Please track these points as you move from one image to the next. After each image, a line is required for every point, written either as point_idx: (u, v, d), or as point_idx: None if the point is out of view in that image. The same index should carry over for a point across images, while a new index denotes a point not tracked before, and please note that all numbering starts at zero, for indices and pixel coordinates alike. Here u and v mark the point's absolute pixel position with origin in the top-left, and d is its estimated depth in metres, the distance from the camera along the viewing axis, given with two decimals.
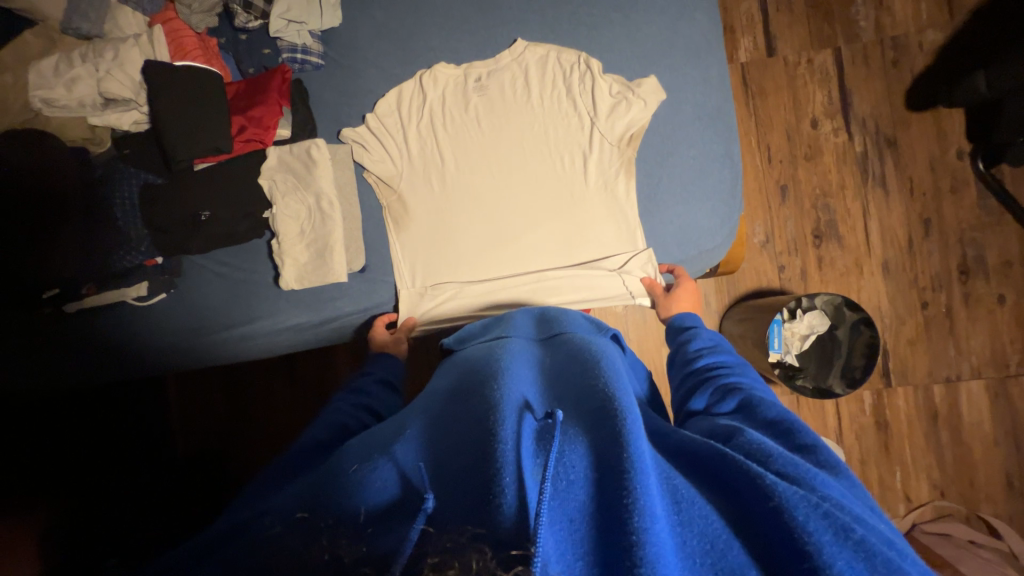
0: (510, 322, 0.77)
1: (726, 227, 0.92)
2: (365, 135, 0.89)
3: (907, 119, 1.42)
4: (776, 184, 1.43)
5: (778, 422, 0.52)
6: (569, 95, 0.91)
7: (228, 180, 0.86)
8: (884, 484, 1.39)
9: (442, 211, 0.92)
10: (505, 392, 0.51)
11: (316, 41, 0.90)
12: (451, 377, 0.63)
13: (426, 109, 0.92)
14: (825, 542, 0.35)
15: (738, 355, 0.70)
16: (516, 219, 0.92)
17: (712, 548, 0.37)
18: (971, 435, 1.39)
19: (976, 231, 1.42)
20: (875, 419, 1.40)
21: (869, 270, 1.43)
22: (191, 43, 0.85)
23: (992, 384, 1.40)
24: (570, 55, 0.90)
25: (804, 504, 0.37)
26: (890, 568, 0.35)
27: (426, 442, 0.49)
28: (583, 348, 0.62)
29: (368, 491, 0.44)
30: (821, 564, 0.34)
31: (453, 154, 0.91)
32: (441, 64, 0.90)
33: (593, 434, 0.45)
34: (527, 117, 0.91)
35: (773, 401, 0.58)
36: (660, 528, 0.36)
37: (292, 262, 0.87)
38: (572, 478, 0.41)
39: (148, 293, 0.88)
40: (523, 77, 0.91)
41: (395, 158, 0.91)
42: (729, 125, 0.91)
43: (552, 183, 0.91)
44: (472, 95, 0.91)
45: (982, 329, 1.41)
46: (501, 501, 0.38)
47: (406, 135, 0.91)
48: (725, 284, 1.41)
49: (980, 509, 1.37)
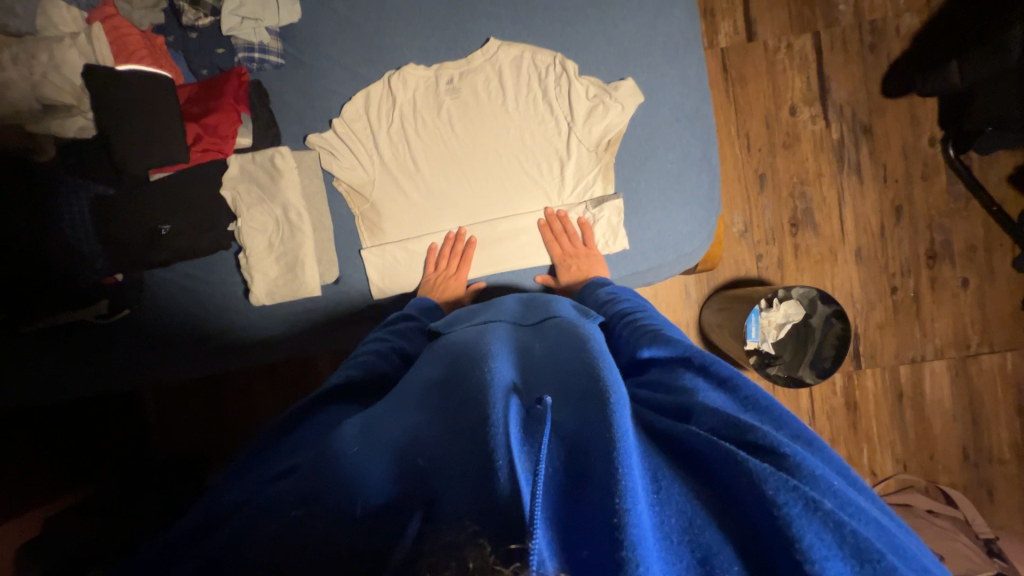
0: (499, 305, 0.76)
1: (704, 231, 0.91)
2: (333, 141, 0.86)
3: (882, 105, 1.43)
4: (755, 172, 1.43)
5: (691, 356, 0.55)
6: (545, 99, 0.88)
7: (188, 191, 0.81)
8: (851, 462, 1.46)
9: (417, 220, 0.89)
10: (494, 372, 0.51)
11: (273, 38, 0.84)
12: (439, 363, 0.61)
13: (397, 112, 0.87)
14: (794, 515, 0.36)
15: (642, 298, 0.75)
16: (496, 224, 0.89)
17: (690, 526, 0.38)
18: (932, 412, 1.47)
19: (944, 217, 1.45)
20: (845, 400, 1.46)
21: (842, 257, 1.46)
22: (134, 42, 0.79)
23: (953, 363, 1.47)
24: (545, 55, 0.86)
25: (776, 480, 0.38)
26: (858, 538, 0.36)
27: (417, 425, 0.50)
28: (574, 331, 0.61)
29: (366, 479, 0.44)
30: (791, 538, 0.36)
31: (426, 161, 0.88)
32: (410, 65, 0.86)
33: (580, 419, 0.45)
34: (502, 115, 0.88)
35: (680, 337, 0.62)
36: (642, 508, 0.37)
37: (261, 277, 0.84)
38: (555, 466, 0.42)
39: (108, 312, 0.83)
40: (497, 77, 0.87)
41: (366, 165, 0.87)
42: (706, 128, 0.90)
43: (529, 188, 0.89)
44: (444, 97, 0.87)
45: (946, 312, 1.47)
46: (495, 484, 0.39)
47: (376, 140, 0.87)
48: (704, 276, 1.43)
49: (938, 480, 1.46)
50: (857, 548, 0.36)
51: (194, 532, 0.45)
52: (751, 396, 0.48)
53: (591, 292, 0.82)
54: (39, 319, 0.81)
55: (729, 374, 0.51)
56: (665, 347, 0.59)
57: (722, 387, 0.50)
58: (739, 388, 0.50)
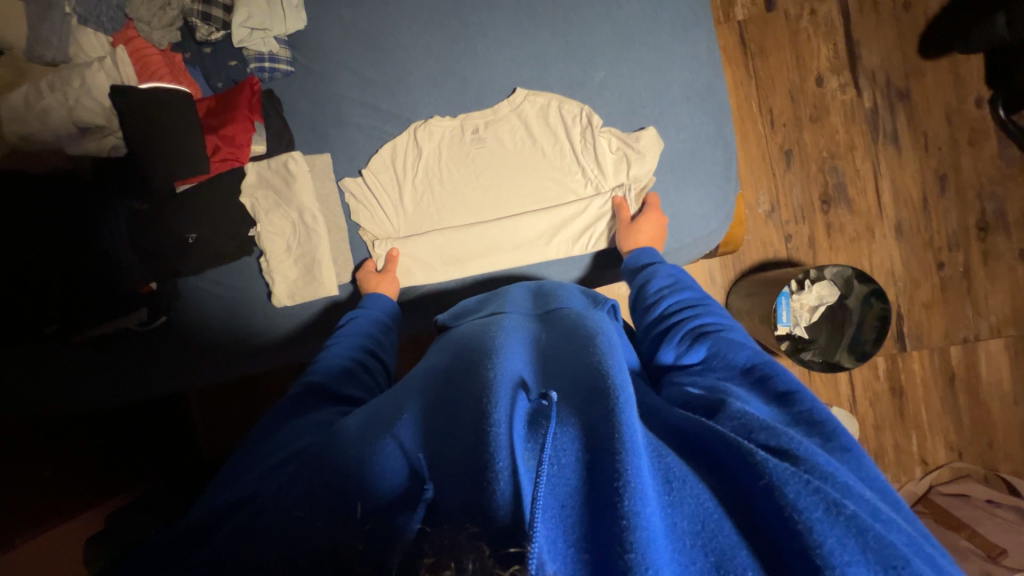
0: (506, 296, 0.75)
1: (721, 210, 0.92)
2: (362, 189, 0.91)
3: (921, 68, 1.33)
4: (780, 149, 1.36)
5: (751, 369, 0.54)
6: (571, 150, 0.92)
7: (217, 198, 0.88)
8: (898, 451, 1.37)
9: (436, 268, 0.93)
10: (499, 368, 0.50)
11: (282, 47, 0.88)
12: (446, 354, 0.62)
13: (422, 163, 0.93)
14: (815, 519, 0.34)
15: (700, 290, 0.72)
16: (522, 266, 0.92)
17: (703, 529, 0.36)
18: (989, 395, 1.37)
19: (995, 183, 1.35)
20: (889, 385, 1.37)
21: (881, 233, 1.36)
22: (156, 62, 0.85)
23: (1012, 342, 1.36)
24: (572, 106, 0.90)
25: (797, 482, 0.37)
26: (882, 542, 0.34)
27: (425, 420, 0.49)
28: (579, 324, 0.59)
29: (377, 474, 0.45)
30: (810, 543, 0.33)
31: (452, 212, 0.93)
32: (436, 117, 0.90)
33: (585, 414, 0.43)
34: (526, 167, 0.92)
35: (740, 342, 0.60)
36: (651, 511, 0.35)
37: (281, 278, 0.89)
38: (564, 461, 0.39)
39: (148, 318, 0.89)
40: (523, 128, 0.92)
41: (391, 215, 0.93)
42: (719, 103, 0.90)
43: (559, 238, 0.92)
44: (470, 146, 0.92)
45: (1002, 287, 1.36)
46: (496, 491, 0.37)
47: (401, 189, 0.93)
48: (729, 261, 1.36)
49: (999, 468, 1.36)
50: (881, 554, 0.33)
51: (208, 518, 0.47)
52: (806, 410, 0.47)
53: (642, 271, 0.80)
54: (83, 332, 0.87)
55: (789, 388, 0.50)
56: (724, 351, 0.58)
57: (774, 401, 0.50)
58: (798, 402, 0.49)
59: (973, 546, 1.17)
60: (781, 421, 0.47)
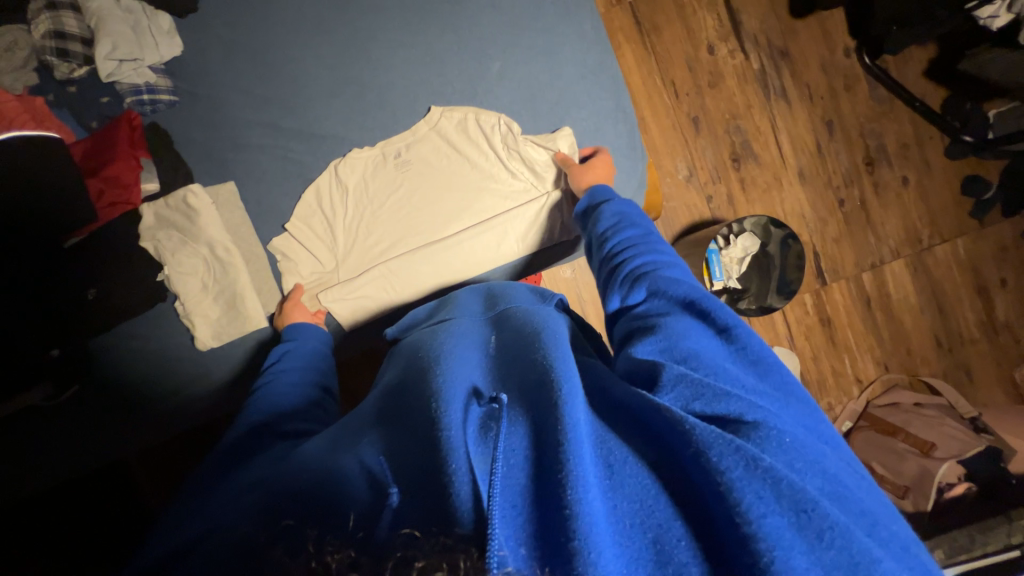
0: (454, 303, 0.75)
1: (635, 179, 0.97)
2: (292, 241, 0.88)
3: (794, 27, 1.46)
4: (688, 117, 1.44)
5: (691, 302, 0.57)
6: (494, 157, 0.92)
7: (114, 247, 0.81)
8: (835, 375, 1.50)
9: (379, 291, 0.91)
10: (448, 380, 0.49)
11: (160, 75, 0.84)
12: (397, 369, 0.61)
13: (350, 198, 0.90)
14: (736, 477, 0.37)
15: (643, 228, 0.73)
16: (467, 271, 0.93)
17: (641, 507, 0.38)
18: (900, 309, 1.52)
19: (873, 121, 1.50)
20: (819, 317, 1.49)
21: (787, 181, 1.48)
22: (13, 108, 0.77)
23: (910, 259, 1.52)
24: (489, 116, 0.90)
25: (719, 441, 0.39)
26: (795, 486, 0.37)
27: (385, 440, 0.47)
28: (526, 320, 0.59)
29: (350, 495, 0.42)
30: (732, 502, 0.36)
31: (390, 239, 0.92)
32: (354, 151, 0.89)
33: (532, 411, 0.43)
34: (456, 184, 0.92)
35: (682, 279, 0.62)
36: (594, 496, 0.35)
37: (202, 320, 0.84)
38: (514, 460, 0.39)
39: (55, 391, 0.79)
40: (446, 145, 0.92)
41: (327, 257, 0.90)
42: (613, 78, 0.95)
43: (498, 240, 0.93)
44: (395, 172, 0.91)
45: (894, 213, 1.52)
46: (457, 499, 0.37)
47: (333, 230, 0.90)
48: (660, 228, 1.43)
49: (920, 373, 1.52)
50: (794, 498, 0.37)
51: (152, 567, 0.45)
52: (743, 345, 0.52)
53: (591, 214, 0.80)
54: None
55: (727, 322, 0.54)
56: (669, 289, 0.60)
57: (717, 334, 0.53)
58: (736, 337, 0.53)
59: (909, 446, 1.31)
60: (723, 357, 0.51)
